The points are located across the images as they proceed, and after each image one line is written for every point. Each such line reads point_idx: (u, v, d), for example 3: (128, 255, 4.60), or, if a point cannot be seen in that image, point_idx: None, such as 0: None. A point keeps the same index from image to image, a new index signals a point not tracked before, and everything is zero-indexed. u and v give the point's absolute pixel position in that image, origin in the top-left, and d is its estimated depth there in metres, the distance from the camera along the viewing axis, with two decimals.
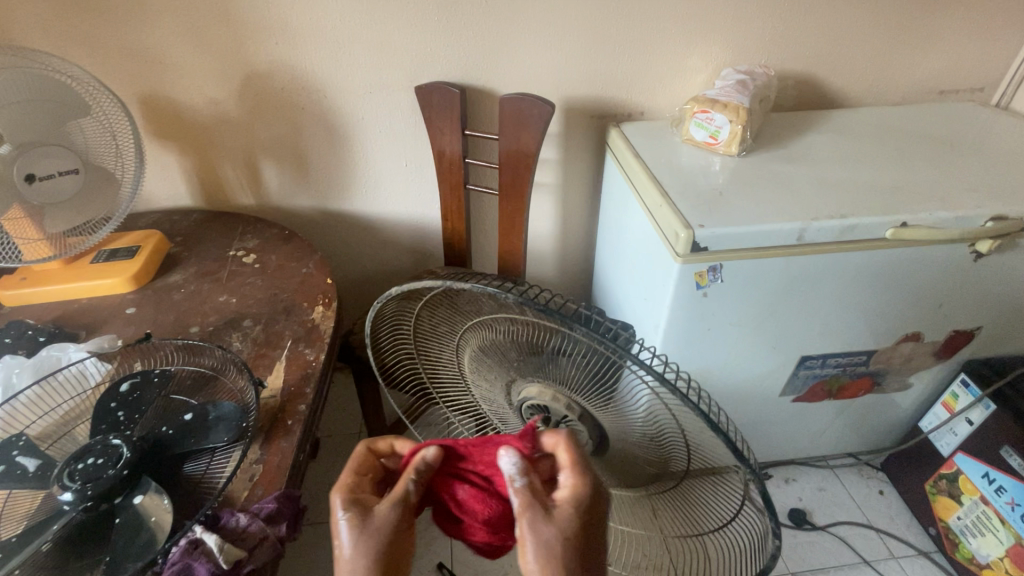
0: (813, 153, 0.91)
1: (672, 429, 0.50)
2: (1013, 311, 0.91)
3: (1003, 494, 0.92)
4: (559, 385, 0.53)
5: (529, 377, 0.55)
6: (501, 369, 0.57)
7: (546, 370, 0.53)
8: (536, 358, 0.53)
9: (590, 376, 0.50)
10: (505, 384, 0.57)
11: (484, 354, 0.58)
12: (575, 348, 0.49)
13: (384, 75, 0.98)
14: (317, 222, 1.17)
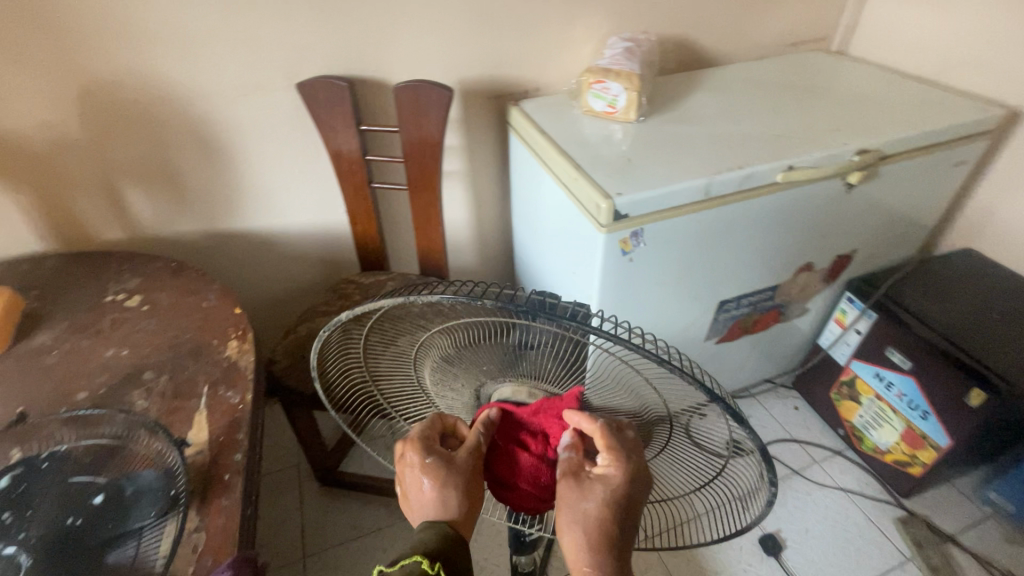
0: (701, 111, 0.96)
1: (653, 397, 0.49)
2: (879, 231, 1.04)
3: (892, 388, 1.07)
4: (534, 377, 0.51)
5: (501, 376, 0.52)
6: (470, 376, 0.53)
7: (518, 365, 0.51)
8: (504, 355, 0.51)
9: (562, 360, 0.49)
10: (473, 392, 0.54)
11: (447, 365, 0.54)
12: (540, 336, 0.47)
13: (256, 74, 0.88)
14: (207, 248, 1.05)
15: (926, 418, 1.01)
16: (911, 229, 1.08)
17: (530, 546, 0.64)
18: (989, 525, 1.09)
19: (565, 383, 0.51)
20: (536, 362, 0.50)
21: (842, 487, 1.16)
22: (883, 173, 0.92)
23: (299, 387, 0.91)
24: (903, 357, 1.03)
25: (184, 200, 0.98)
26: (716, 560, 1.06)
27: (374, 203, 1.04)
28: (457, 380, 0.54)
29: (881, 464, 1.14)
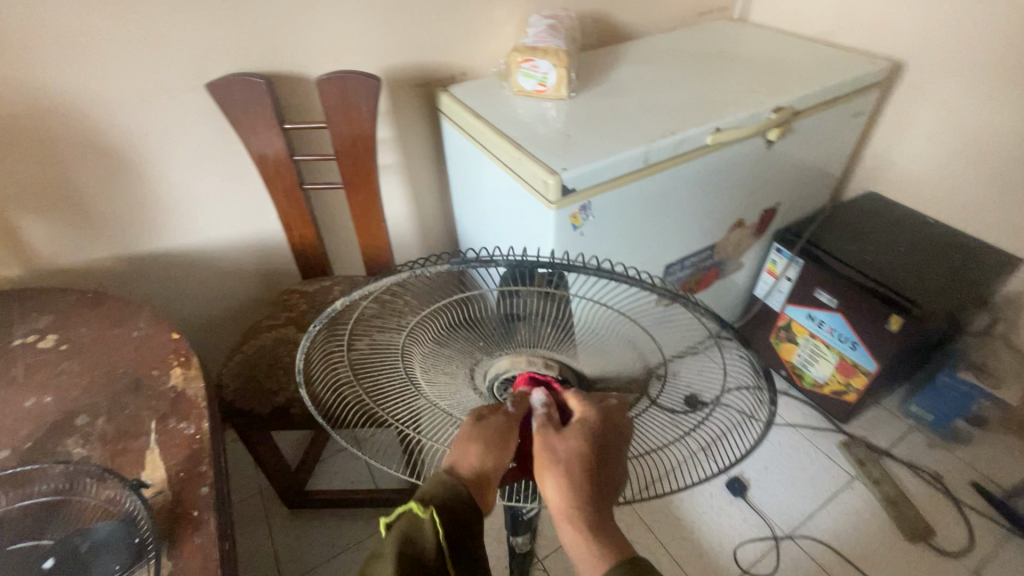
0: (628, 83, 0.99)
1: (646, 343, 0.49)
2: (797, 183, 1.12)
3: (824, 325, 1.16)
4: (531, 347, 0.49)
5: (497, 351, 0.50)
6: (463, 356, 0.51)
7: (512, 335, 0.48)
8: (494, 327, 0.49)
9: (555, 320, 0.47)
10: (469, 371, 0.52)
11: (438, 350, 0.51)
12: (525, 296, 0.46)
13: (157, 77, 0.80)
14: (125, 274, 0.95)
15: (855, 348, 1.11)
16: (823, 178, 1.17)
17: (526, 523, 0.66)
18: (914, 435, 1.22)
19: (565, 347, 0.49)
20: (531, 329, 0.48)
21: (790, 423, 1.25)
22: (797, 129, 0.99)
23: (254, 408, 0.86)
24: (830, 295, 1.12)
25: (90, 224, 0.88)
26: (690, 509, 1.12)
27: (309, 207, 0.99)
28: (451, 363, 0.51)
29: (821, 396, 1.25)
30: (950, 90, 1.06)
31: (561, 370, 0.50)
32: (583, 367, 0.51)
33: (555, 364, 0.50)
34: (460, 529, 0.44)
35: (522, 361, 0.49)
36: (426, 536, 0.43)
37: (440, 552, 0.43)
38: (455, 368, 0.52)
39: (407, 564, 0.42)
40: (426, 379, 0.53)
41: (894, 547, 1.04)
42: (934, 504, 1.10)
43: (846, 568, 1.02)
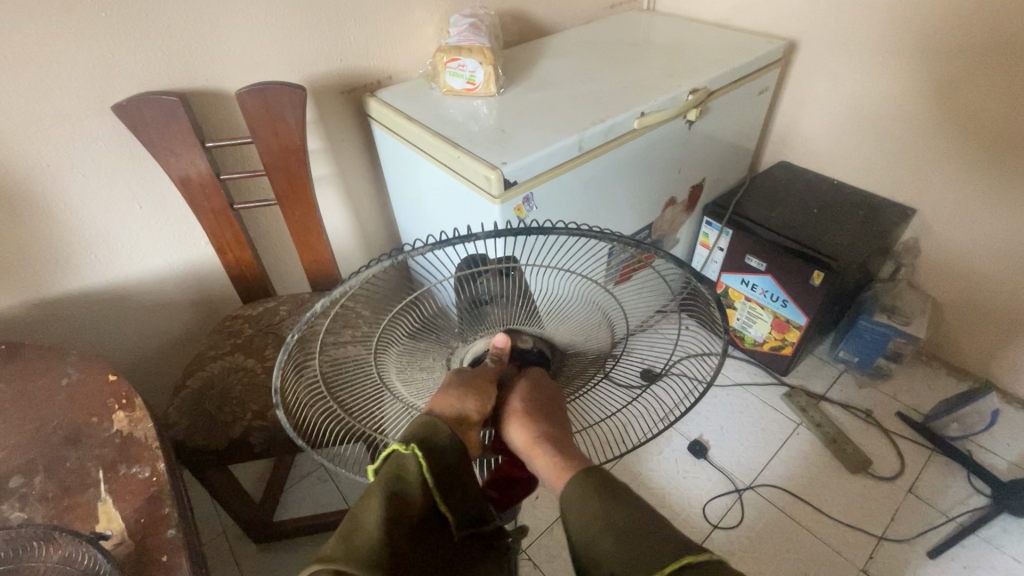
0: (553, 76, 1.02)
1: (612, 305, 0.54)
2: (719, 158, 1.20)
3: (757, 288, 1.25)
4: (503, 324, 0.51)
5: (472, 337, 0.51)
6: (439, 348, 0.51)
7: (484, 316, 0.50)
8: (463, 311, 0.50)
9: (519, 291, 0.51)
10: (445, 361, 0.52)
11: (413, 345, 0.51)
12: (486, 275, 0.50)
13: (54, 103, 0.73)
14: (40, 320, 0.87)
15: (786, 306, 1.21)
16: (740, 152, 1.26)
17: (510, 511, 0.67)
18: (844, 377, 1.34)
19: (536, 319, 0.52)
20: (502, 307, 0.50)
21: (738, 382, 1.34)
22: (712, 108, 1.06)
23: (210, 442, 0.81)
24: (760, 259, 1.21)
25: None
26: (658, 477, 1.17)
27: (243, 226, 0.95)
28: (426, 357, 0.52)
29: (761, 353, 1.34)
30: (839, 62, 1.17)
31: (535, 343, 0.53)
32: (557, 337, 0.54)
33: (528, 337, 0.53)
34: (447, 470, 0.44)
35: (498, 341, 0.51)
36: (413, 474, 0.42)
37: (426, 491, 0.43)
38: (432, 360, 0.52)
39: (395, 504, 0.41)
40: (404, 381, 0.53)
41: (840, 480, 1.14)
42: (868, 436, 1.21)
43: (802, 507, 1.11)
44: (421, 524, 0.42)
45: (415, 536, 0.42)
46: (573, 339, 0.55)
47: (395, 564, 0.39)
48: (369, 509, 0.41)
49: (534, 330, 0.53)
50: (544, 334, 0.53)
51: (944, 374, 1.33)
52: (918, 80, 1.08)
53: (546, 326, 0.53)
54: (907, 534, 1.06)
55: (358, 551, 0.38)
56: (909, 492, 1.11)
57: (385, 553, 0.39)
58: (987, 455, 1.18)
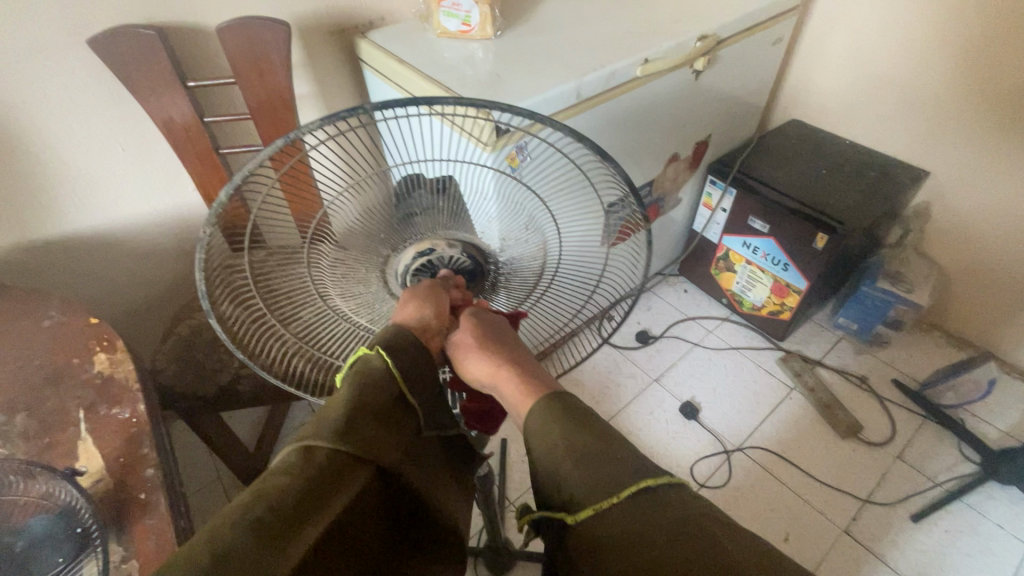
0: (554, 19, 0.96)
1: (536, 208, 0.57)
2: (726, 114, 1.15)
3: (758, 251, 1.22)
4: (431, 231, 0.55)
5: (401, 244, 0.55)
6: (371, 258, 0.55)
7: (412, 224, 0.54)
8: (393, 219, 0.53)
9: (448, 199, 0.54)
10: (380, 274, 0.56)
11: (345, 258, 0.54)
12: (421, 187, 0.54)
13: (28, 32, 0.69)
14: (27, 264, 0.86)
15: (786, 270, 1.18)
16: (750, 108, 1.21)
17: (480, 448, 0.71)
18: (841, 344, 1.33)
19: (461, 223, 0.55)
20: (427, 216, 0.54)
21: (734, 346, 1.33)
22: (722, 58, 1.00)
23: (198, 389, 0.82)
24: (763, 222, 1.17)
25: None
26: (649, 436, 1.18)
27: (230, 173, 0.93)
28: (358, 269, 0.55)
29: (759, 317, 1.33)
30: (863, 10, 1.10)
31: (463, 249, 0.56)
32: (486, 242, 0.57)
33: (456, 243, 0.55)
34: (409, 363, 0.45)
35: (425, 246, 0.55)
36: (378, 364, 0.43)
37: (394, 381, 0.43)
38: (366, 274, 0.55)
39: (364, 391, 0.41)
40: (343, 296, 0.56)
41: (828, 444, 1.15)
42: (860, 402, 1.21)
43: (789, 469, 1.11)
44: (393, 411, 0.42)
45: (389, 423, 0.41)
46: (502, 245, 0.57)
47: (365, 438, 0.39)
48: (338, 396, 0.40)
49: (461, 237, 0.56)
50: (473, 239, 0.56)
51: (942, 343, 1.31)
52: (944, 31, 1.02)
53: (475, 229, 0.56)
54: (893, 498, 1.06)
55: (325, 428, 0.38)
56: (898, 458, 1.12)
57: (357, 428, 0.39)
58: (979, 424, 1.17)
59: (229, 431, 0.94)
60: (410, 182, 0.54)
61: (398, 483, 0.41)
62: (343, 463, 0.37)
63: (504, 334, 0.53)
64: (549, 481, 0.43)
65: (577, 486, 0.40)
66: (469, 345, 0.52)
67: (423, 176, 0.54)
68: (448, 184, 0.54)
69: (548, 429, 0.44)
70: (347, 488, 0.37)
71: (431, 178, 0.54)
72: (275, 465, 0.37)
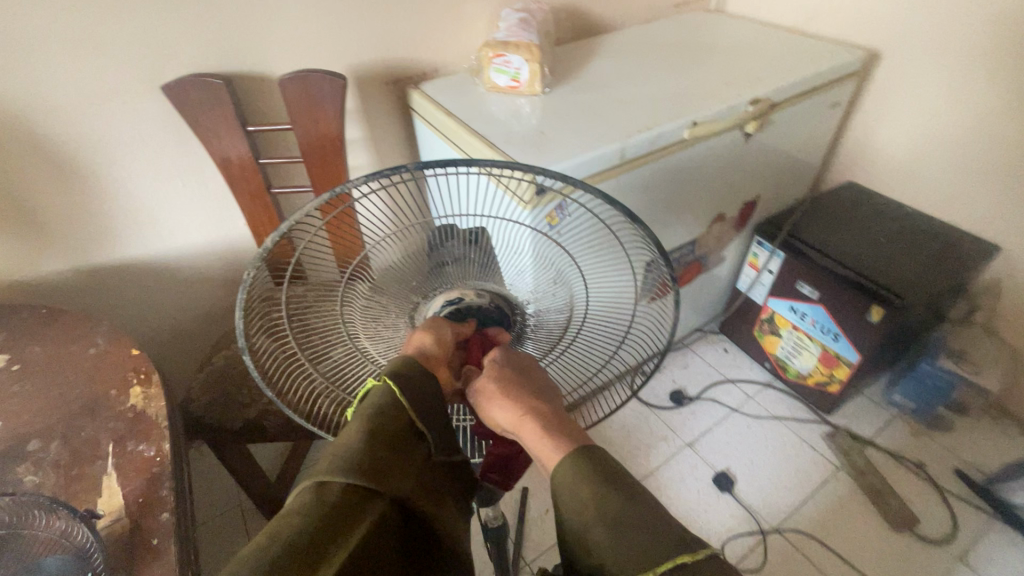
0: (603, 77, 0.97)
1: (568, 265, 0.57)
2: (776, 176, 1.11)
3: (806, 318, 1.16)
4: (461, 282, 0.55)
5: (430, 293, 0.55)
6: (401, 304, 0.55)
7: (443, 274, 0.55)
8: (426, 268, 0.55)
9: (480, 252, 0.55)
10: (409, 320, 0.56)
11: (376, 303, 0.55)
12: (454, 239, 0.55)
13: (110, 81, 0.76)
14: (86, 286, 0.91)
15: (837, 340, 1.11)
16: (803, 169, 1.17)
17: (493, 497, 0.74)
18: (896, 423, 1.23)
19: (491, 274, 0.56)
20: (458, 266, 0.55)
21: (775, 415, 1.26)
22: (775, 121, 0.98)
23: (226, 421, 0.83)
24: (812, 287, 1.12)
25: (43, 236, 0.83)
26: (677, 505, 1.12)
27: (278, 211, 0.96)
28: (389, 313, 0.55)
29: (805, 387, 1.25)
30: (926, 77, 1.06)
31: (492, 300, 0.55)
32: (516, 294, 0.56)
33: (486, 293, 0.55)
34: (420, 392, 0.44)
35: (454, 295, 0.54)
36: (387, 395, 0.43)
37: (405, 412, 0.43)
38: (395, 319, 0.56)
39: (374, 422, 0.41)
40: (371, 339, 0.56)
41: (879, 536, 1.05)
42: (917, 491, 1.11)
43: (833, 560, 1.02)
44: (405, 441, 0.42)
45: (401, 453, 0.41)
46: (531, 298, 0.57)
47: (375, 473, 0.39)
48: (349, 430, 0.41)
49: (490, 287, 0.56)
50: (502, 291, 0.56)
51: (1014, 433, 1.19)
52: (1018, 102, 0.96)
53: (504, 281, 0.56)
54: None
55: (337, 463, 0.39)
56: (960, 561, 1.00)
57: (365, 460, 0.39)
58: None
59: (252, 462, 0.95)
60: (442, 233, 0.55)
61: (410, 511, 0.42)
62: (354, 499, 0.38)
63: (524, 382, 0.50)
64: (578, 537, 0.41)
65: (610, 554, 0.38)
66: (487, 395, 0.49)
67: (457, 228, 0.55)
68: (481, 237, 0.55)
69: (581, 496, 0.41)
70: (360, 524, 0.37)
71: (465, 230, 0.55)
72: (291, 501, 0.38)
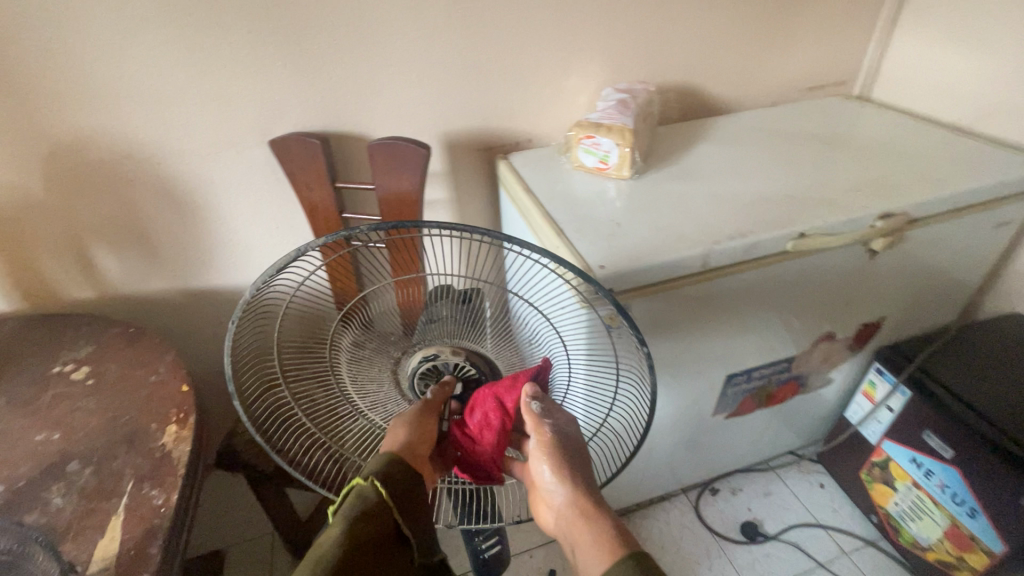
0: (703, 166, 0.89)
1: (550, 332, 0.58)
2: (911, 299, 0.92)
3: (932, 477, 0.93)
4: (439, 338, 0.58)
5: (412, 348, 0.59)
6: (383, 360, 0.59)
7: (426, 331, 0.58)
8: (416, 323, 0.58)
9: (469, 311, 0.58)
10: (392, 375, 0.60)
11: (360, 356, 0.59)
12: (447, 297, 0.57)
13: (227, 132, 0.84)
14: (180, 305, 1.00)
15: (974, 517, 0.87)
16: (951, 292, 0.96)
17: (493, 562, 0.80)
18: None
19: (473, 333, 0.58)
20: (444, 323, 0.58)
21: None
22: (912, 238, 0.81)
23: (259, 463, 0.86)
24: (944, 443, 0.90)
25: (154, 258, 0.93)
26: None
27: None
28: (373, 368, 0.59)
29: (921, 559, 1.00)
30: None
31: (469, 357, 0.58)
32: (490, 353, 0.59)
33: (462, 351, 0.58)
34: (402, 492, 0.48)
35: (431, 351, 0.58)
36: (373, 497, 0.46)
37: (386, 507, 0.46)
38: (379, 373, 0.60)
39: (358, 521, 0.44)
40: (356, 389, 0.60)
41: None
42: None
43: None
44: (384, 540, 0.45)
45: (378, 554, 0.44)
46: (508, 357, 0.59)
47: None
48: (331, 533, 0.42)
49: (470, 346, 0.58)
50: (480, 350, 0.59)
51: None
52: None
53: (482, 343, 0.59)
54: None
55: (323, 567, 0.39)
56: None
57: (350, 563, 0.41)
58: None
59: (283, 503, 0.96)
60: (438, 292, 0.58)
61: None
62: None
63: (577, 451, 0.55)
64: None
65: None
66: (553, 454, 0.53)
67: (451, 286, 0.57)
68: (472, 297, 0.57)
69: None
70: None
71: (457, 291, 0.57)
72: None
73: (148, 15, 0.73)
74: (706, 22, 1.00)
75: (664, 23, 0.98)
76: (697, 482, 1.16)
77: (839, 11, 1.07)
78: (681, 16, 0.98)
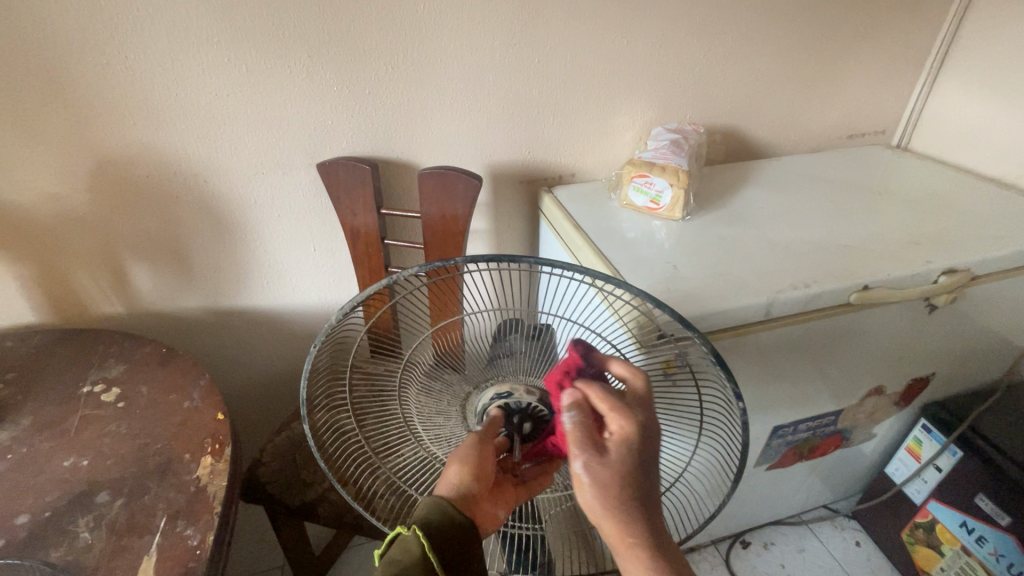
0: (754, 210, 0.88)
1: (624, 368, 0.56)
2: (964, 356, 0.90)
3: (985, 544, 0.89)
4: (515, 375, 0.56)
5: (482, 386, 0.57)
6: (455, 395, 0.58)
7: (498, 368, 0.58)
8: (485, 361, 0.58)
9: (540, 350, 0.57)
10: (460, 411, 0.58)
11: (431, 390, 0.59)
12: (520, 332, 0.58)
13: (276, 153, 0.83)
14: (208, 325, 0.97)
15: None
16: (1005, 351, 0.92)
17: None
18: None
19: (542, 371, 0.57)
20: (515, 361, 0.58)
21: None
22: (972, 295, 0.79)
23: (284, 497, 0.82)
24: (1000, 510, 0.86)
25: (188, 275, 0.91)
26: None
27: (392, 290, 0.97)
28: (442, 402, 0.58)
29: None
30: None
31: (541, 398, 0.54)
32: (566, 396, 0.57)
33: (536, 391, 0.54)
34: (442, 544, 0.49)
35: (504, 388, 0.55)
36: (415, 550, 0.48)
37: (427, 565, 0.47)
38: (447, 408, 0.58)
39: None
40: (423, 422, 0.59)
41: None
42: None
43: None
44: None
45: None
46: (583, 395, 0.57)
47: None
48: None
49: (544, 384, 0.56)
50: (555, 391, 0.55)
51: None
52: None
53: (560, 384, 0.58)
54: None
55: None
56: None
57: None
58: None
59: (302, 537, 0.92)
60: (509, 326, 0.58)
61: None
62: None
63: (645, 462, 0.47)
64: None
65: None
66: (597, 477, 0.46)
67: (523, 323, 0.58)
68: (540, 336, 0.57)
69: None
70: None
71: (529, 325, 0.57)
72: None
73: (212, 35, 0.73)
74: (755, 67, 1.01)
75: (714, 66, 0.98)
76: (729, 533, 1.11)
77: (884, 62, 1.07)
78: (730, 61, 0.98)
